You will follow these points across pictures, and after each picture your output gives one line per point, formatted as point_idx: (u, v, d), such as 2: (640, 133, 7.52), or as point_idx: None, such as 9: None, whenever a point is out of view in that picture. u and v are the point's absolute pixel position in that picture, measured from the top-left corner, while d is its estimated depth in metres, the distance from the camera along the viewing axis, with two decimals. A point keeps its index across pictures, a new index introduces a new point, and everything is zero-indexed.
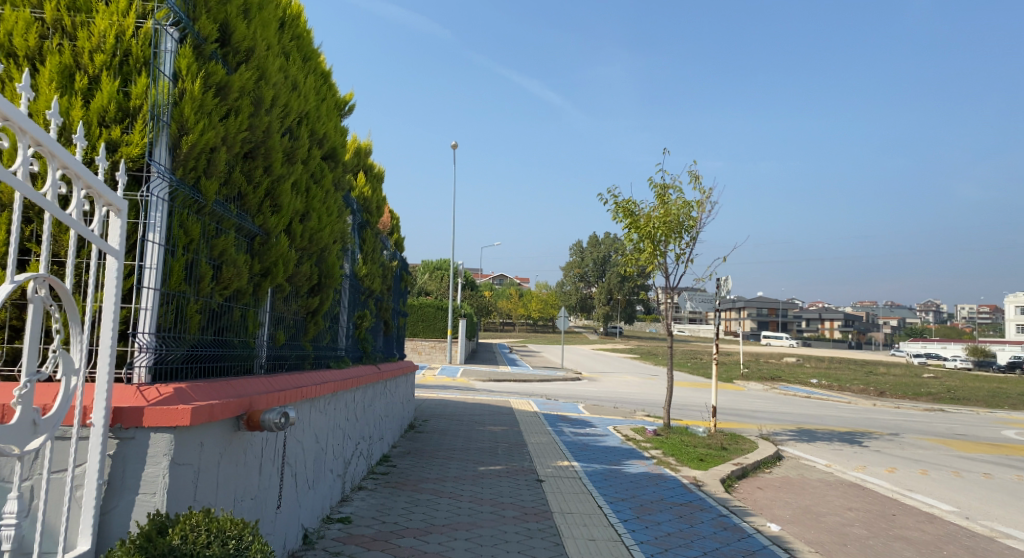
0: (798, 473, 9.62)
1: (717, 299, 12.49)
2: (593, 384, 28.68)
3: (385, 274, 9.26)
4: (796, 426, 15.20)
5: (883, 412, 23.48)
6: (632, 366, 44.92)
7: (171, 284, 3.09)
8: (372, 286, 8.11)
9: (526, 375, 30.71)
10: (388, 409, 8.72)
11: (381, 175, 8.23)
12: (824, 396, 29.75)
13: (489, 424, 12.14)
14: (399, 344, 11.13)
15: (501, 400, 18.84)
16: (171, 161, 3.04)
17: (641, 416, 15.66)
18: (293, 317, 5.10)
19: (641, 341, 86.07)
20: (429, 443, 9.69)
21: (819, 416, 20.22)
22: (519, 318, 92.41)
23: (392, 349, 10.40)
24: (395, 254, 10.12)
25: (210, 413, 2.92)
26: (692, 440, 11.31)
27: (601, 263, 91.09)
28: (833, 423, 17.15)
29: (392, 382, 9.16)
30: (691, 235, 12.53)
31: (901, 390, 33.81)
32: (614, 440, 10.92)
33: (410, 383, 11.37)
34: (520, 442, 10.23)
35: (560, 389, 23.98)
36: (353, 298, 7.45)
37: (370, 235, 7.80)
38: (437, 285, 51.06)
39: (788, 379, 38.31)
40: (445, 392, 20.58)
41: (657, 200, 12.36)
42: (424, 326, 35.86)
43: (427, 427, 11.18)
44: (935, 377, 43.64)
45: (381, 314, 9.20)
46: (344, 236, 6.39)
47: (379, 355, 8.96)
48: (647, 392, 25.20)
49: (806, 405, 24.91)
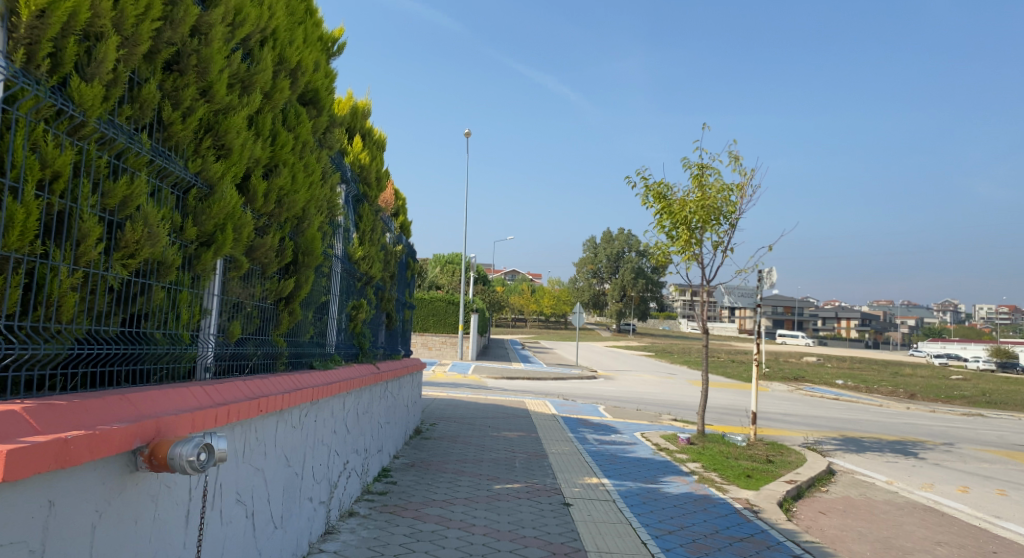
0: (860, 494, 8.37)
1: (758, 293, 11.20)
2: (610, 383, 27.43)
3: (388, 260, 8.12)
4: (838, 434, 13.87)
5: (921, 417, 22.00)
6: (649, 365, 43.60)
7: (7, 242, 1.90)
8: (372, 273, 6.96)
9: (540, 373, 29.56)
10: (389, 414, 7.58)
11: (382, 143, 7.07)
12: (854, 399, 28.29)
13: (503, 429, 10.96)
14: (404, 340, 10.00)
15: (515, 400, 17.66)
16: (6, 41, 1.90)
17: (667, 420, 14.46)
18: (257, 303, 3.91)
19: (655, 338, 84.68)
20: (437, 453, 8.52)
21: (855, 422, 18.84)
22: (532, 314, 91.18)
23: (396, 346, 9.26)
24: (399, 238, 8.98)
25: (62, 453, 1.76)
26: (731, 451, 10.05)
27: (615, 259, 89.60)
28: (875, 429, 15.80)
29: (394, 384, 7.99)
30: (730, 222, 11.27)
31: (933, 393, 32.23)
32: (644, 450, 9.71)
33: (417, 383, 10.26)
34: (540, 452, 9.02)
35: (577, 389, 22.76)
36: (346, 285, 6.28)
37: (368, 212, 6.65)
38: (449, 280, 49.98)
39: (811, 380, 36.87)
40: (456, 391, 19.44)
41: (693, 182, 11.11)
42: (434, 321, 34.72)
43: (435, 433, 10.00)
44: (964, 378, 42.01)
45: (383, 305, 8.07)
46: (333, 209, 5.23)
47: (378, 353, 7.81)
48: (667, 393, 23.95)
49: (837, 409, 23.49)
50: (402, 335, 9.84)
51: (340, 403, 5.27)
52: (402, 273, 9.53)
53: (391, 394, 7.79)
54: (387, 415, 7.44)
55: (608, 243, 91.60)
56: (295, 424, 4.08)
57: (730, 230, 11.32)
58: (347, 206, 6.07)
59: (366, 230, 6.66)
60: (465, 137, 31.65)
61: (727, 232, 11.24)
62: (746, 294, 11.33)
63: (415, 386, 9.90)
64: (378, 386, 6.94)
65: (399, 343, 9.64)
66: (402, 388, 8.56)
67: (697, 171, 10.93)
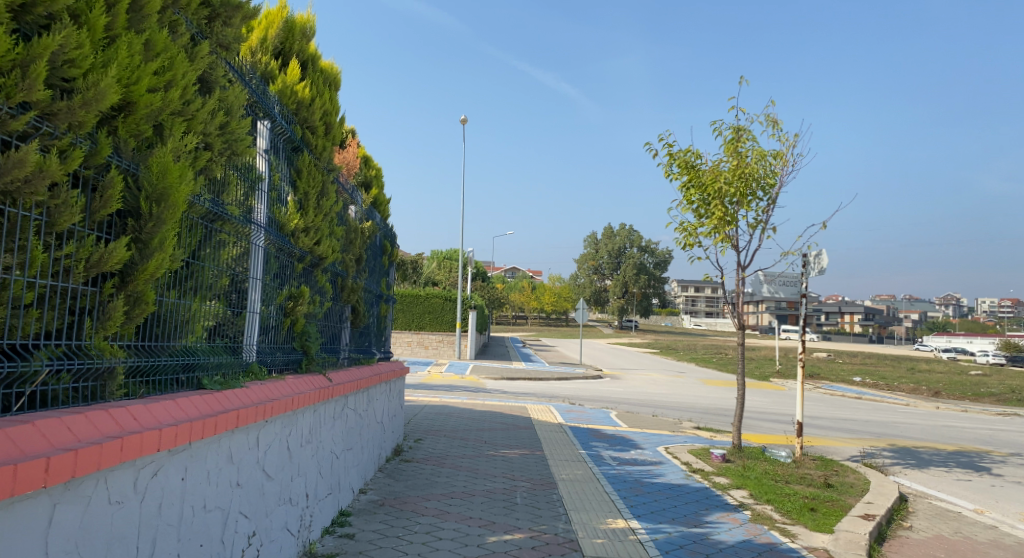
0: (954, 529, 6.60)
1: (803, 281, 9.40)
2: (617, 383, 25.63)
3: (352, 239, 6.40)
4: (887, 443, 12.01)
5: (957, 419, 20.09)
6: (655, 362, 41.78)
7: None
8: (321, 253, 5.22)
9: (542, 373, 27.84)
10: (352, 437, 5.85)
11: (331, 77, 5.31)
12: (876, 398, 26.43)
13: (501, 445, 9.17)
14: (378, 339, 8.29)
15: (515, 405, 15.84)
16: None
17: (688, 428, 12.72)
18: (32, 280, 2.11)
19: (659, 336, 82.88)
20: (417, 484, 6.73)
21: (890, 426, 16.98)
22: (532, 312, 89.35)
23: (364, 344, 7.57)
24: (369, 212, 7.22)
25: None
26: (778, 472, 8.24)
27: (616, 255, 87.64)
28: (921, 436, 13.94)
29: (360, 397, 6.18)
30: (770, 196, 9.50)
31: (957, 391, 30.33)
32: (674, 472, 7.96)
33: (398, 389, 8.52)
34: (547, 481, 7.21)
35: (583, 391, 20.94)
36: (277, 266, 4.53)
37: (310, 166, 4.90)
38: (447, 276, 48.21)
39: (828, 377, 35.07)
40: (450, 394, 17.65)
41: (727, 149, 9.33)
42: (430, 319, 32.85)
43: (418, 454, 8.17)
44: (985, 374, 40.17)
45: (343, 295, 6.33)
46: (236, 147, 3.46)
47: (335, 357, 6.04)
48: (681, 395, 22.18)
49: (863, 410, 21.59)
50: (374, 336, 8.13)
51: (251, 437, 3.49)
52: (374, 256, 7.81)
53: (356, 407, 6.04)
54: (347, 438, 5.70)
55: (609, 238, 89.71)
56: (122, 496, 2.28)
57: (768, 207, 9.56)
58: (269, 155, 4.30)
59: (312, 192, 4.92)
60: (461, 123, 29.89)
61: (765, 209, 9.47)
62: (788, 282, 9.55)
63: (394, 390, 8.13)
64: (331, 401, 5.17)
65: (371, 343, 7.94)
66: (373, 398, 6.82)
67: (733, 134, 9.17)
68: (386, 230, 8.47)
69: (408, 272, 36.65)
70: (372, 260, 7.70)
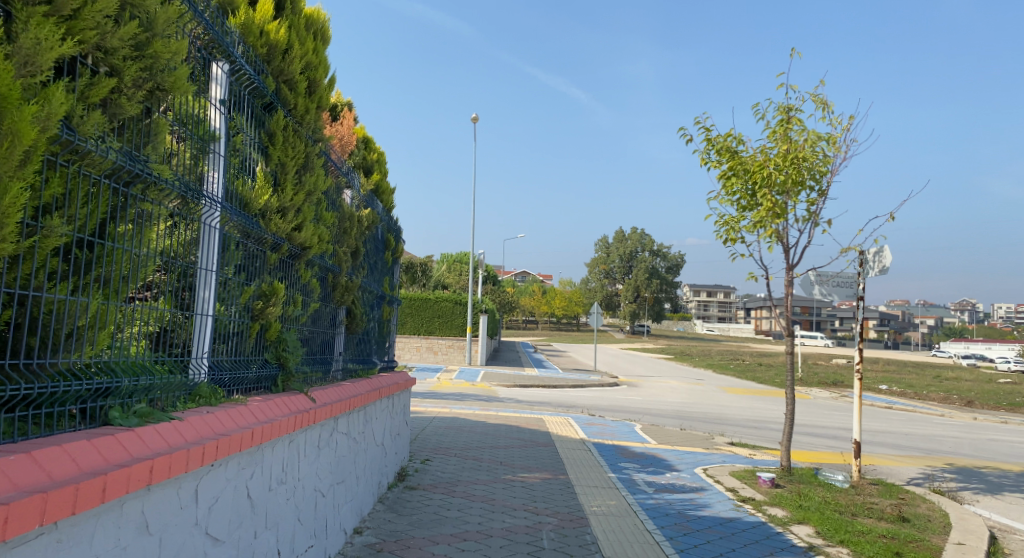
0: None
1: (860, 281, 8.32)
2: (635, 391, 24.48)
3: (346, 229, 5.41)
4: (945, 462, 10.82)
5: (1002, 432, 18.76)
6: (671, 369, 40.51)
7: None
8: (304, 241, 4.20)
9: (556, 380, 26.76)
10: (343, 467, 4.82)
11: (316, 25, 4.33)
12: (907, 408, 25.09)
13: (519, 467, 8.10)
14: (380, 348, 7.30)
15: (530, 416, 14.76)
16: None
17: (721, 443, 11.63)
18: None
19: (672, 341, 81.47)
20: (424, 521, 5.67)
21: (934, 440, 15.72)
22: (543, 316, 88.16)
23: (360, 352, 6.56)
24: (367, 199, 6.24)
25: None
26: (840, 502, 7.15)
27: (628, 259, 86.32)
28: (975, 453, 12.75)
29: (354, 418, 5.15)
30: (823, 186, 8.43)
31: (991, 400, 28.86)
32: (721, 502, 6.89)
33: (403, 404, 7.50)
34: (576, 516, 6.14)
35: (600, 400, 19.81)
36: (243, 253, 3.54)
37: (287, 130, 3.93)
38: (457, 281, 47.22)
39: (853, 385, 33.74)
40: (460, 404, 16.59)
41: (777, 132, 8.26)
42: (440, 323, 31.82)
43: (425, 481, 7.12)
44: (1014, 382, 38.67)
45: (336, 296, 5.33)
46: (163, 81, 2.45)
47: (322, 370, 5.04)
48: (703, 405, 21.03)
49: (898, 421, 20.30)
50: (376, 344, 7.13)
51: (185, 490, 2.47)
52: (375, 253, 6.82)
53: (349, 430, 5.02)
54: (337, 469, 4.67)
55: (620, 242, 88.52)
56: None
57: (822, 195, 8.48)
58: (229, 110, 3.33)
59: (291, 164, 3.93)
60: (473, 122, 28.92)
61: (818, 197, 8.40)
62: (843, 283, 8.46)
63: (398, 405, 7.11)
64: (315, 426, 4.14)
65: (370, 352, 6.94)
66: (372, 416, 5.81)
67: (782, 114, 8.09)
68: (390, 223, 7.49)
69: (417, 275, 35.65)
70: (372, 257, 6.72)
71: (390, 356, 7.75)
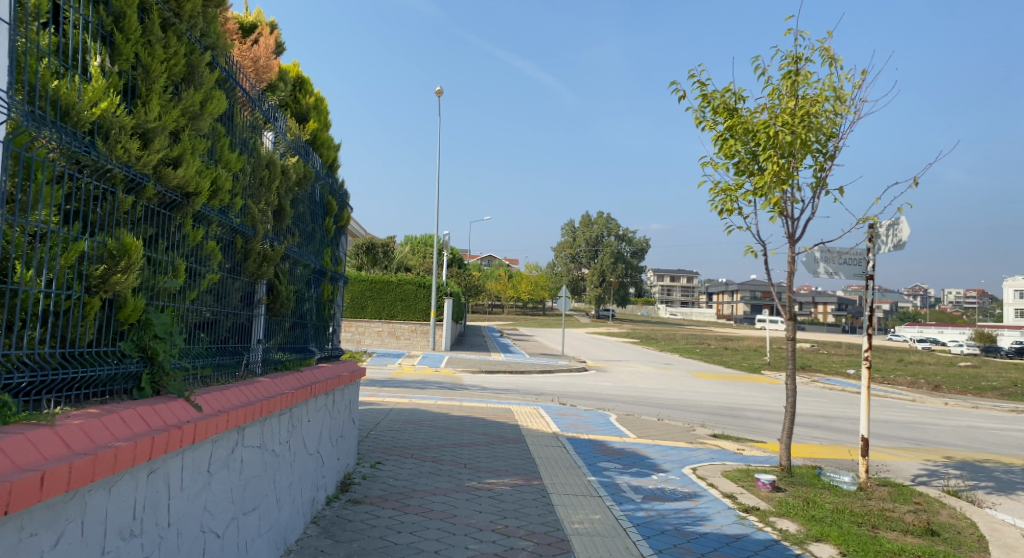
0: None
1: (870, 258, 7.55)
2: (605, 377, 23.58)
3: (261, 179, 4.18)
4: (944, 456, 10.07)
5: (978, 418, 18.39)
6: (639, 354, 39.86)
7: None
8: (184, 184, 2.97)
9: (523, 365, 25.82)
10: (253, 492, 3.66)
11: None
12: (879, 393, 24.78)
13: (485, 471, 7.00)
14: (319, 336, 6.10)
15: (497, 405, 13.68)
16: None
17: (705, 436, 10.75)
18: None
19: (638, 326, 81.48)
20: (365, 551, 4.50)
21: (916, 429, 15.14)
22: (509, 301, 87.07)
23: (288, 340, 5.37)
24: (297, 147, 5.01)
25: None
26: (854, 510, 6.25)
27: (595, 244, 85.66)
28: (965, 444, 12.12)
29: (270, 425, 3.94)
30: (832, 150, 7.42)
31: (957, 384, 28.87)
32: (721, 513, 5.93)
33: (348, 401, 6.32)
34: (556, 537, 5.05)
35: (570, 388, 18.80)
36: (73, 185, 2.33)
37: (150, 15, 2.71)
38: (421, 263, 45.69)
39: (820, 370, 33.65)
40: (421, 392, 15.40)
41: (784, 87, 7.22)
42: (402, 307, 30.43)
43: (373, 492, 5.96)
44: (974, 365, 39.12)
45: (248, 265, 4.10)
46: None
47: (221, 361, 3.83)
48: (676, 391, 20.29)
49: (873, 407, 19.86)
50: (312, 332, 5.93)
51: None
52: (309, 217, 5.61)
53: (264, 442, 3.85)
54: (244, 495, 3.51)
55: (587, 226, 87.82)
56: None
57: (830, 158, 7.49)
58: None
59: (158, 68, 2.69)
60: (437, 95, 27.47)
61: (826, 161, 7.41)
62: (850, 260, 7.63)
63: (339, 400, 5.92)
64: (203, 444, 2.96)
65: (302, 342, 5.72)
66: (303, 419, 4.65)
67: (789, 65, 7.01)
68: (332, 183, 6.27)
69: (378, 256, 34.09)
70: (306, 222, 5.50)
71: (332, 345, 6.57)
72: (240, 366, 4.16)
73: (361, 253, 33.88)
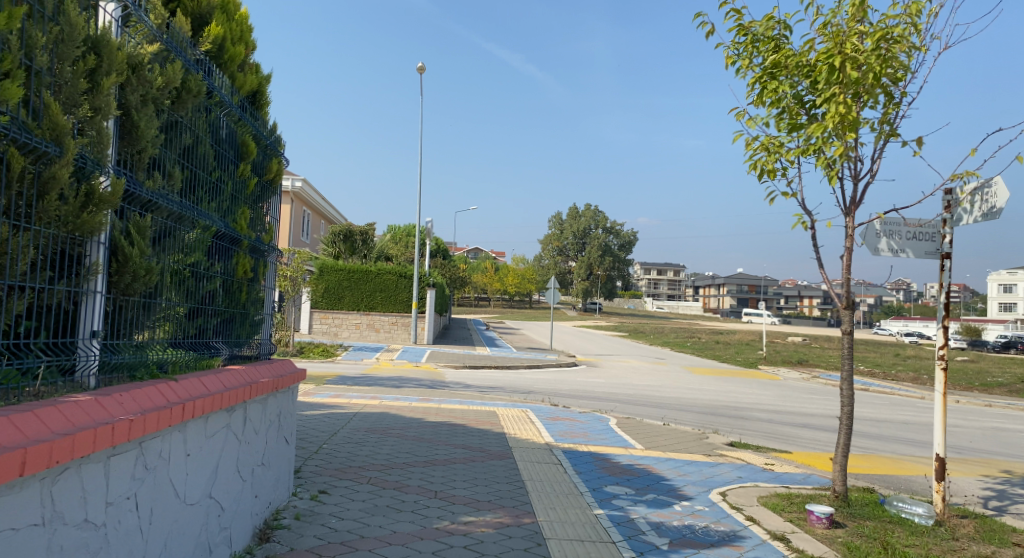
0: None
1: (946, 231, 6.02)
2: (596, 374, 21.98)
3: (78, 64, 2.51)
4: (1001, 470, 8.61)
5: (1001, 418, 16.95)
6: (630, 348, 38.29)
7: None
8: None
9: (510, 359, 24.29)
10: None
11: None
12: (886, 390, 23.33)
13: (461, 506, 5.38)
14: (226, 329, 4.45)
15: (480, 406, 12.11)
16: None
17: (722, 446, 9.23)
18: None
19: (625, 319, 80.35)
20: None
21: (943, 433, 13.65)
22: (495, 293, 85.49)
23: (166, 333, 3.72)
24: (172, 39, 3.30)
25: None
26: None
27: (582, 236, 84.11)
28: (1011, 453, 10.67)
29: (71, 479, 2.20)
30: (903, 92, 5.83)
31: (963, 380, 27.62)
32: None
33: (270, 415, 4.58)
34: None
35: (561, 386, 17.17)
36: None
37: None
38: (402, 253, 43.75)
39: (818, 365, 32.38)
40: (395, 391, 13.71)
41: (848, 8, 5.61)
42: (382, 298, 28.59)
43: (303, 542, 4.30)
44: (973, 360, 38.06)
45: (47, 206, 2.39)
46: None
47: None
48: (674, 389, 18.80)
49: (886, 406, 18.46)
50: (212, 324, 4.26)
51: None
52: (200, 157, 3.93)
53: (55, 514, 2.12)
54: None
55: (574, 218, 86.29)
56: None
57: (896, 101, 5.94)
58: None
59: None
60: (419, 71, 25.66)
61: (892, 107, 5.85)
62: (921, 235, 6.11)
63: (253, 416, 4.20)
64: None
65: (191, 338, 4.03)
66: (169, 453, 2.92)
67: None
68: (248, 119, 4.62)
69: (357, 244, 32.20)
70: (194, 163, 3.83)
71: (249, 341, 4.92)
72: (32, 379, 2.44)
73: (338, 241, 32.00)
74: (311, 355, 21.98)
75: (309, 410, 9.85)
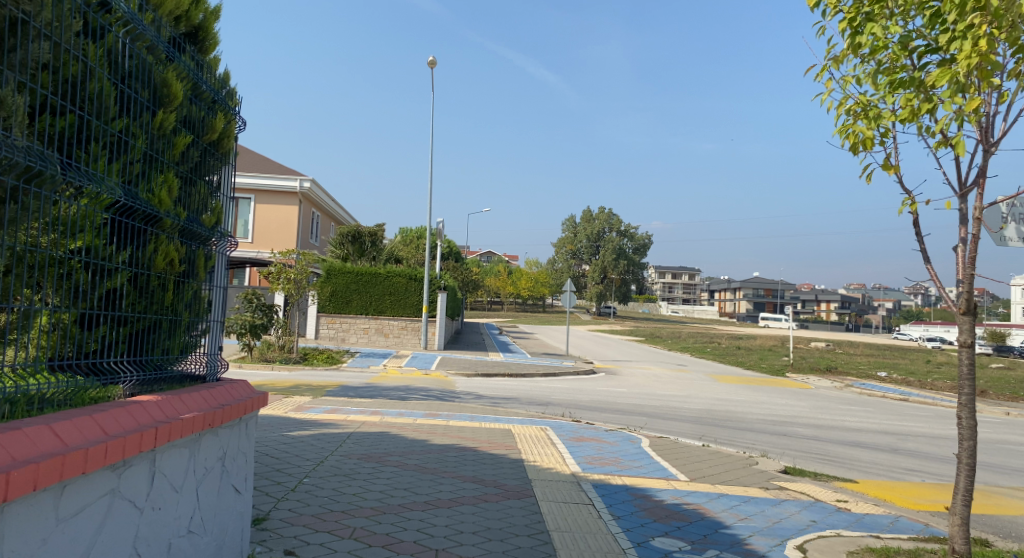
0: None
1: None
2: (617, 383, 20.60)
3: None
4: None
5: None
6: (648, 353, 36.89)
7: None
8: None
9: (525, 366, 23.01)
10: None
11: None
12: (927, 401, 21.76)
13: None
14: (140, 341, 3.21)
15: (494, 421, 10.82)
16: None
17: (776, 475, 7.89)
18: None
19: (640, 323, 78.76)
20: None
21: (1012, 453, 12.18)
22: (508, 297, 84.25)
23: (28, 353, 2.49)
24: None
25: None
26: None
27: (596, 239, 82.67)
28: None
29: None
30: None
31: (1007, 390, 25.91)
32: None
33: (200, 465, 3.24)
34: None
35: (580, 396, 15.87)
36: None
37: None
38: (413, 256, 42.60)
39: (847, 372, 30.83)
40: (399, 404, 12.43)
41: None
42: (391, 302, 27.41)
43: None
44: (1010, 367, 36.18)
45: None
46: None
47: None
48: (703, 400, 17.43)
49: (935, 420, 16.96)
50: (115, 336, 3.03)
51: None
52: (85, 93, 2.69)
53: None
54: None
55: (588, 221, 84.86)
56: None
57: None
58: None
59: None
60: (430, 65, 24.53)
61: None
62: None
63: (169, 469, 2.88)
64: None
65: (76, 357, 2.80)
66: None
67: None
68: (175, 55, 3.40)
69: (366, 246, 31.08)
70: (69, 96, 2.61)
71: (182, 358, 3.68)
72: None
73: (346, 243, 30.89)
74: (314, 362, 20.79)
75: (298, 429, 8.58)
